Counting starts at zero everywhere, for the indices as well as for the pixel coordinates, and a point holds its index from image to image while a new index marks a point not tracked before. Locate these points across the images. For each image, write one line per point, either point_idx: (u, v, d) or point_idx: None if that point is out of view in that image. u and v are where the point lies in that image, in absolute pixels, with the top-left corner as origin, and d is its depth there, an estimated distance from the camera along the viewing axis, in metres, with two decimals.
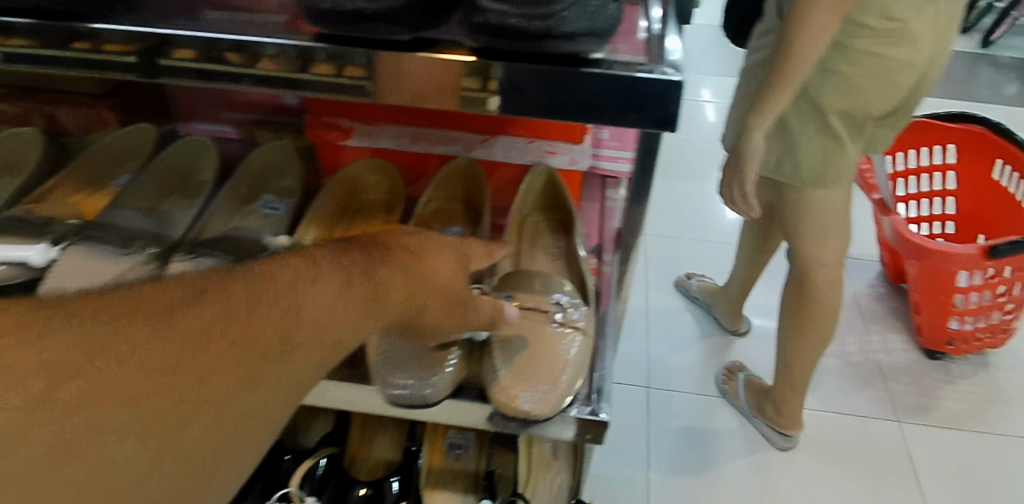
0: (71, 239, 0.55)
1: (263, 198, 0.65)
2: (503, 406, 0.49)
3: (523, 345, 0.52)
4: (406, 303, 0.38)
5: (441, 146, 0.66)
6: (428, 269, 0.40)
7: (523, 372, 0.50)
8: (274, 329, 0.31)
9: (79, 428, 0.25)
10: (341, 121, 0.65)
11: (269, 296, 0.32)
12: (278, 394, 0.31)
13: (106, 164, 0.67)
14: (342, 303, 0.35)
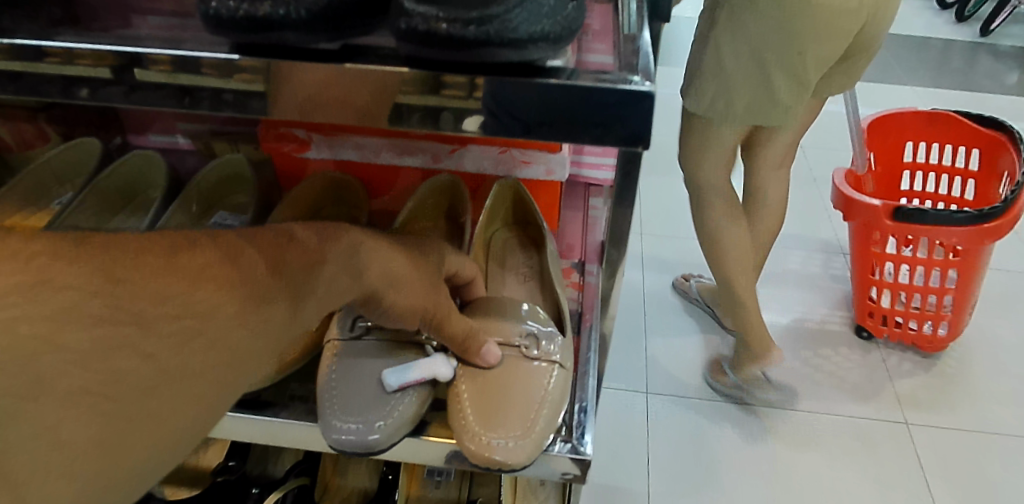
0: None
1: (216, 216, 0.61)
2: (474, 454, 0.43)
3: (493, 382, 0.46)
4: (366, 278, 0.37)
5: (405, 158, 0.60)
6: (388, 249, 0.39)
7: (495, 418, 0.44)
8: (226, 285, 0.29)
9: (25, 364, 0.23)
10: (296, 132, 0.60)
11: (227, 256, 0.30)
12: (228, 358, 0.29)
13: (46, 180, 0.62)
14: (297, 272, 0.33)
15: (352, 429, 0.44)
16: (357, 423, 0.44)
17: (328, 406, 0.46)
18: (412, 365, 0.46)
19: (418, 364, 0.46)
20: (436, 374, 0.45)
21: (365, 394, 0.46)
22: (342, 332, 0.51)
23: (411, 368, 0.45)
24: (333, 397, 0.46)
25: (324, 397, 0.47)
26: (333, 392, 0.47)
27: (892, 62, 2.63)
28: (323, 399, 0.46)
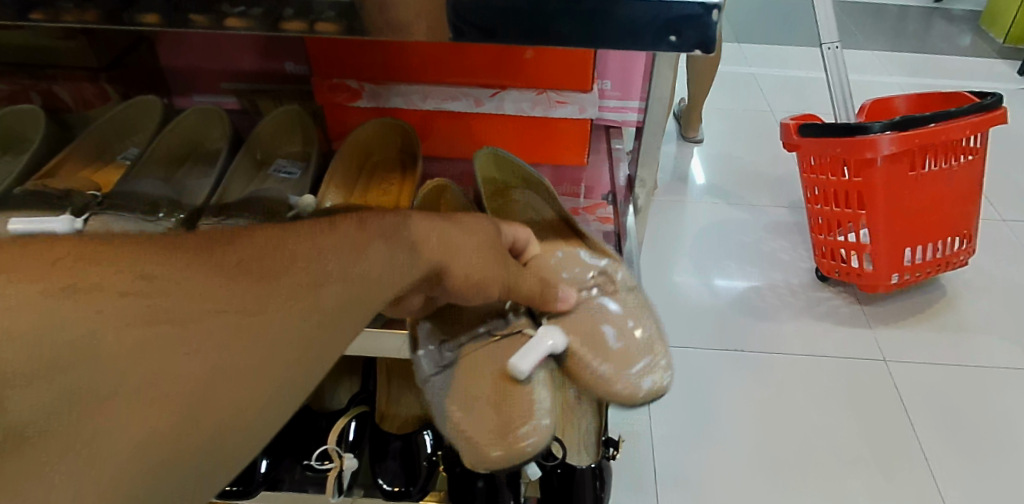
0: (95, 210, 0.55)
1: (276, 164, 0.66)
2: (609, 392, 0.48)
3: (587, 326, 0.51)
4: (426, 252, 0.37)
5: (451, 103, 0.66)
6: (443, 228, 0.39)
7: (618, 358, 0.49)
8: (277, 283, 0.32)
9: (91, 356, 0.27)
10: (349, 82, 0.65)
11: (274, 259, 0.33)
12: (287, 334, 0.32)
13: (110, 136, 0.66)
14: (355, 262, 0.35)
15: (506, 442, 0.47)
16: (509, 437, 0.47)
17: (471, 436, 0.48)
18: (528, 349, 0.47)
19: (526, 352, 0.47)
20: (552, 347, 0.47)
21: (500, 403, 0.48)
22: (435, 365, 0.52)
23: (529, 351, 0.47)
24: (469, 422, 0.48)
25: (460, 429, 0.49)
26: (466, 418, 0.49)
27: (852, 28, 2.75)
28: (465, 430, 0.48)
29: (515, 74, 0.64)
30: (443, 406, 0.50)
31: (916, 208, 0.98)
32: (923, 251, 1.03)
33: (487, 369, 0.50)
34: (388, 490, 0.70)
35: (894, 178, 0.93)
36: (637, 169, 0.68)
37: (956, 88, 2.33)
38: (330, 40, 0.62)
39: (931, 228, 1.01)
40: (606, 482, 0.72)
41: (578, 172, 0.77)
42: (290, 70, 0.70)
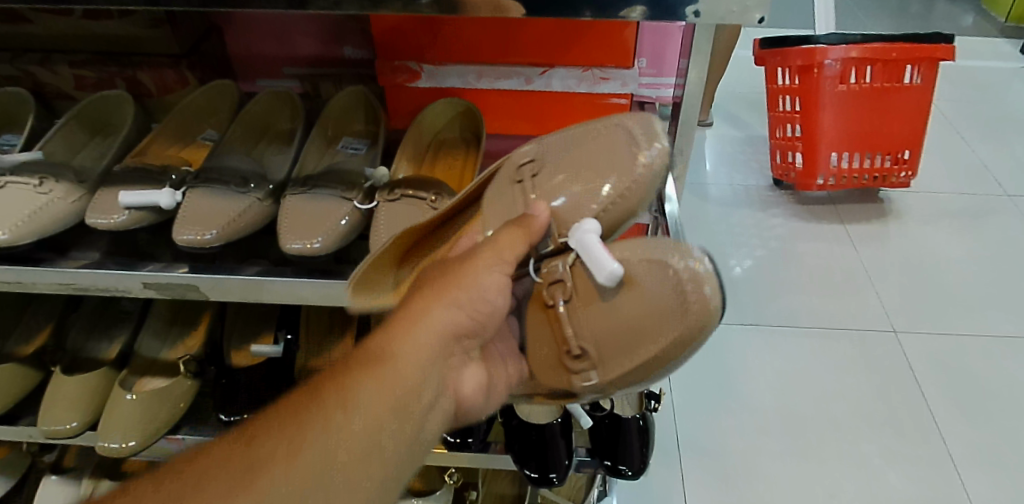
0: (191, 183, 0.61)
1: (344, 141, 0.71)
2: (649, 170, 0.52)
3: (581, 196, 0.53)
4: (435, 327, 0.46)
5: (503, 81, 0.71)
6: (421, 304, 0.48)
7: (621, 169, 0.53)
8: (324, 410, 0.40)
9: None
10: (409, 63, 0.71)
11: (303, 402, 0.40)
12: (366, 426, 0.40)
13: (189, 118, 0.71)
14: (378, 362, 0.43)
15: (696, 280, 0.48)
16: (686, 283, 0.48)
17: (677, 334, 0.49)
18: (584, 252, 0.50)
19: (591, 256, 0.50)
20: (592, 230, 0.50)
21: (644, 281, 0.50)
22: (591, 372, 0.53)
23: (585, 251, 0.50)
24: (657, 325, 0.50)
25: (663, 329, 0.49)
26: (653, 325, 0.50)
27: (855, 7, 2.80)
28: (666, 336, 0.49)
29: (561, 52, 0.70)
30: (647, 353, 0.51)
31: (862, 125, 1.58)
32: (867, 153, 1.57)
33: (601, 314, 0.52)
34: (451, 441, 0.75)
35: (820, 92, 1.52)
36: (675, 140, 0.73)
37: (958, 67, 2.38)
38: (398, 20, 0.68)
39: (852, 140, 1.58)
40: (650, 433, 0.77)
41: None
42: (350, 55, 0.75)
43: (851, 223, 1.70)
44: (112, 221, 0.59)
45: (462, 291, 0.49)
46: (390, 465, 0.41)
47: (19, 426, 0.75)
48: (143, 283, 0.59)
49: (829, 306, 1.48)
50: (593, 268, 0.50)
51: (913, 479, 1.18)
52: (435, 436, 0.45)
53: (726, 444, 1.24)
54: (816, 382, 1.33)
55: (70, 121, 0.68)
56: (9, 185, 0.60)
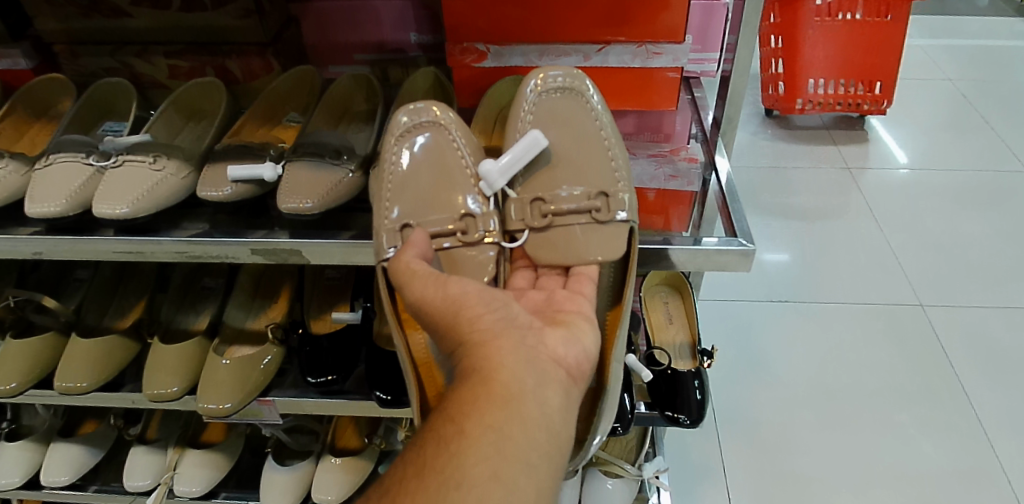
0: (290, 157, 0.68)
1: None
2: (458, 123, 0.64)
3: (451, 169, 0.63)
4: (475, 315, 0.50)
5: (563, 59, 0.74)
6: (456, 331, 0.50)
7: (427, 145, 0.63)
8: (436, 449, 0.43)
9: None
10: (477, 46, 0.74)
11: (416, 453, 0.44)
12: (483, 444, 0.43)
13: (275, 102, 0.78)
14: (463, 391, 0.46)
15: (563, 80, 0.62)
16: (556, 83, 0.62)
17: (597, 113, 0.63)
18: (511, 171, 0.60)
19: (521, 159, 0.59)
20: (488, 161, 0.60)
21: (552, 111, 0.62)
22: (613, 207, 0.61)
23: (509, 170, 0.60)
24: (584, 129, 0.63)
25: (586, 125, 0.63)
26: (583, 131, 0.63)
27: None
28: (597, 119, 0.63)
29: (619, 29, 0.71)
30: (607, 138, 0.63)
31: (856, 56, 1.94)
32: (839, 80, 1.95)
33: (559, 177, 0.62)
34: None
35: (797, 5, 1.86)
36: (724, 108, 0.78)
37: (974, 48, 2.41)
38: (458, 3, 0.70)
39: (830, 72, 1.95)
40: (705, 388, 0.82)
41: (663, 119, 0.83)
42: (416, 40, 0.81)
43: (862, 178, 1.80)
44: (221, 194, 0.65)
45: (478, 308, 0.51)
46: (522, 439, 0.44)
47: (122, 392, 0.81)
48: (251, 249, 0.63)
49: (860, 278, 1.52)
50: (532, 155, 0.59)
51: (947, 446, 1.21)
52: (561, 414, 0.47)
53: (764, 415, 1.27)
54: (849, 352, 1.36)
55: (169, 108, 0.75)
56: (126, 163, 0.66)
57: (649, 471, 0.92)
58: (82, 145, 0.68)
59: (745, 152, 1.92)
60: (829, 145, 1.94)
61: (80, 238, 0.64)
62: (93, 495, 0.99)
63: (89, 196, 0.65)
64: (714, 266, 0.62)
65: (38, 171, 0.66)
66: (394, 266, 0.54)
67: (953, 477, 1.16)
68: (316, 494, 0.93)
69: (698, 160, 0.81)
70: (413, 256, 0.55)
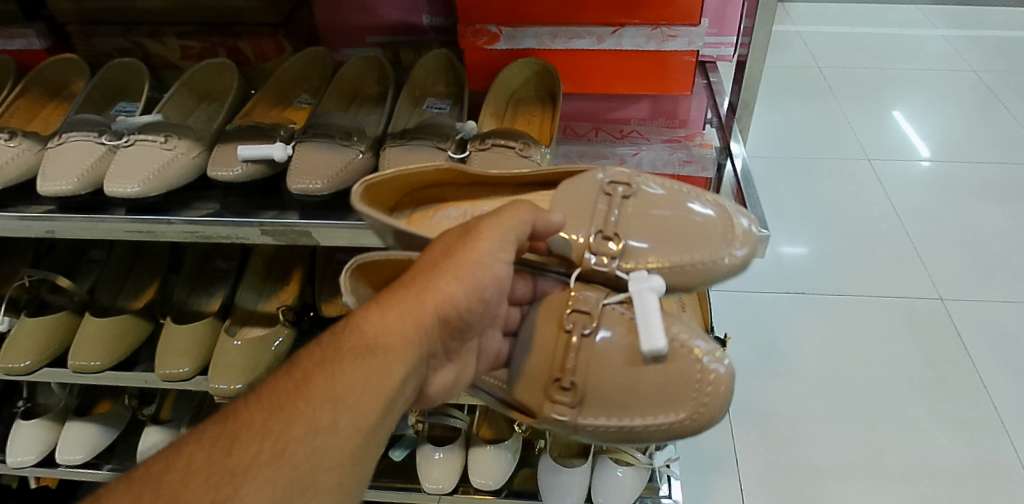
0: (300, 138, 0.67)
1: (430, 100, 0.78)
2: (732, 267, 0.54)
3: (661, 238, 0.54)
4: (447, 306, 0.49)
5: (576, 41, 0.73)
6: (392, 321, 0.47)
7: (691, 237, 0.54)
8: (297, 425, 0.42)
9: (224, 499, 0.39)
10: (490, 28, 0.73)
11: (279, 412, 0.43)
12: (347, 448, 0.43)
13: (287, 83, 0.78)
14: (364, 378, 0.45)
15: (716, 376, 0.55)
16: (698, 393, 0.54)
17: (680, 423, 0.55)
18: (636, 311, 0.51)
19: (641, 312, 0.51)
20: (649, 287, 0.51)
21: (667, 376, 0.55)
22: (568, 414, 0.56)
23: (640, 310, 0.51)
24: (653, 406, 0.55)
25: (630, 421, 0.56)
26: (640, 396, 0.55)
27: None
28: (668, 420, 0.55)
29: (632, 11, 0.69)
30: (642, 420, 0.55)
31: None
32: None
33: (607, 361, 0.55)
34: None
35: None
36: (740, 93, 0.77)
37: (1002, 40, 2.35)
38: None
39: None
40: None
41: (677, 105, 0.82)
42: (428, 22, 0.80)
43: (882, 169, 1.78)
44: (232, 174, 0.65)
45: (434, 309, 0.48)
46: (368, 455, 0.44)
47: (134, 371, 0.82)
48: (261, 230, 0.63)
49: (877, 271, 1.49)
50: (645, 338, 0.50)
51: (964, 443, 1.19)
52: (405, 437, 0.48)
53: (777, 406, 1.25)
54: (865, 346, 1.34)
55: (180, 89, 0.75)
56: (137, 142, 0.66)
57: (660, 459, 0.92)
58: (95, 124, 0.68)
59: (761, 141, 1.90)
60: (849, 136, 1.91)
61: (91, 216, 0.64)
62: (107, 474, 1.00)
63: (100, 176, 0.65)
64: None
65: (51, 150, 0.67)
66: (513, 210, 0.51)
67: (967, 475, 1.14)
68: None
69: (712, 146, 0.79)
70: (529, 211, 0.52)
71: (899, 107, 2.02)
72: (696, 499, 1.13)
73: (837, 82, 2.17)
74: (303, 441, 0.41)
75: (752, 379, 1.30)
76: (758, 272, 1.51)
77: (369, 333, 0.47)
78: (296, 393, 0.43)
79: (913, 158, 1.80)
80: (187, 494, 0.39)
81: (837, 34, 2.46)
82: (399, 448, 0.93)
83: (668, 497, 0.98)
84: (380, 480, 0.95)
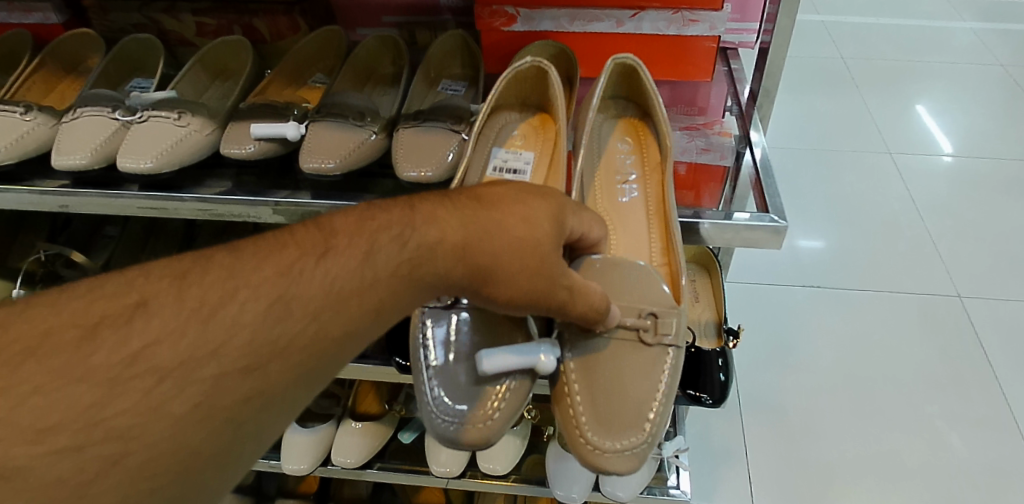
0: (313, 117, 0.67)
1: (444, 82, 0.77)
2: (583, 457, 0.51)
3: (604, 391, 0.52)
4: (515, 288, 0.44)
5: (595, 24, 0.71)
6: (462, 269, 0.42)
7: (610, 424, 0.51)
8: (331, 308, 0.39)
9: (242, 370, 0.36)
10: (507, 9, 0.71)
11: (329, 284, 0.39)
12: (345, 356, 0.41)
13: (301, 62, 0.78)
14: (400, 292, 0.41)
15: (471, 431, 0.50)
16: (448, 420, 0.51)
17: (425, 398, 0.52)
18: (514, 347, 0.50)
19: (522, 351, 0.50)
20: (536, 355, 0.50)
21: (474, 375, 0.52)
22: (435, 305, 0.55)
23: (515, 350, 0.50)
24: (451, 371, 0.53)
25: (416, 355, 0.54)
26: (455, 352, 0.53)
27: None
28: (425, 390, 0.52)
29: None
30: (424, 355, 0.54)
31: None
32: None
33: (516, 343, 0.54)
34: None
35: None
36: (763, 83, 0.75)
37: None
38: None
39: None
40: (730, 367, 0.79)
41: (698, 91, 0.79)
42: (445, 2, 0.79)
43: (904, 163, 1.74)
44: (245, 152, 0.65)
45: (500, 284, 0.43)
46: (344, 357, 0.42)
47: None
48: (274, 209, 0.61)
49: (896, 266, 1.47)
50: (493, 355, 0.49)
51: (980, 443, 1.17)
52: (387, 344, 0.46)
53: (789, 400, 1.24)
54: (882, 342, 1.32)
55: (194, 66, 0.75)
56: (151, 119, 0.66)
57: (670, 449, 0.91)
58: (108, 100, 0.68)
59: (781, 132, 1.87)
60: (871, 129, 1.87)
61: (104, 191, 0.64)
62: None
63: (113, 151, 0.65)
64: (744, 242, 0.59)
65: (65, 125, 0.67)
66: (585, 299, 0.48)
67: (982, 476, 1.12)
68: (337, 456, 0.91)
69: (731, 134, 0.77)
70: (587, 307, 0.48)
71: (922, 101, 1.98)
72: (705, 490, 1.12)
73: (860, 73, 2.13)
74: (328, 341, 0.39)
75: (766, 372, 1.28)
76: (773, 265, 1.49)
77: (441, 270, 0.42)
78: (356, 284, 0.40)
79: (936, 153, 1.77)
80: (229, 347, 0.36)
81: (861, 24, 2.41)
82: (408, 430, 0.91)
83: (676, 488, 0.96)
84: (390, 461, 0.95)
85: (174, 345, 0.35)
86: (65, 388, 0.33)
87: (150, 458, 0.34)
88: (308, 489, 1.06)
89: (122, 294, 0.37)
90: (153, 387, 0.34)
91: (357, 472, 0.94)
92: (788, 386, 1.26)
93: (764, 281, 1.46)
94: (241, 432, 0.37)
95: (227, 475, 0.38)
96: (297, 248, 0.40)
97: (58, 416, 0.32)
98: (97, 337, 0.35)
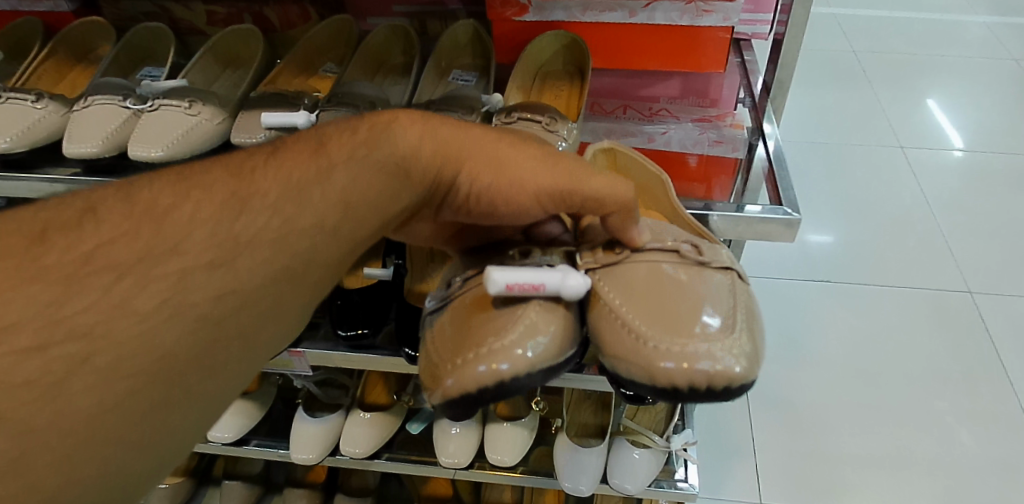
0: (324, 106, 0.66)
1: (456, 73, 0.77)
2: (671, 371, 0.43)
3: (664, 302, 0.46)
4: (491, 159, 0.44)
5: (607, 14, 0.70)
6: (425, 137, 0.44)
7: (687, 327, 0.44)
8: (285, 175, 0.41)
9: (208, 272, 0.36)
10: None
11: (285, 162, 0.41)
12: (319, 248, 0.41)
13: (312, 52, 0.78)
14: (364, 171, 0.42)
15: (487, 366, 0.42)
16: (468, 354, 0.44)
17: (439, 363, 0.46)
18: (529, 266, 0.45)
19: (539, 270, 0.45)
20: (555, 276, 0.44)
21: (482, 318, 0.46)
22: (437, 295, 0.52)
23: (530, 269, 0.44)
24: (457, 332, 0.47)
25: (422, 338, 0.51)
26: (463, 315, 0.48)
27: None
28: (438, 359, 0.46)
29: None
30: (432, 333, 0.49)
31: None
32: None
33: None
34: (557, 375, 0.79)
35: None
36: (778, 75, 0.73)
37: None
38: None
39: None
40: None
41: (709, 83, 0.76)
42: None
43: (915, 157, 1.72)
44: (254, 140, 0.64)
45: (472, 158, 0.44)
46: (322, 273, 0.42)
47: None
48: None
49: (907, 262, 1.46)
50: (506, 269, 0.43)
51: (989, 439, 1.16)
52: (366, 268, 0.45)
53: (798, 395, 1.23)
54: (891, 338, 1.31)
55: (206, 56, 0.75)
56: (162, 107, 0.66)
57: (677, 443, 0.90)
58: (120, 88, 0.68)
59: (793, 126, 1.85)
60: (883, 123, 1.85)
61: (115, 179, 0.64)
62: None
63: (124, 139, 0.65)
64: (757, 235, 0.59)
65: (76, 112, 0.67)
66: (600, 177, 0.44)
67: (991, 473, 1.12)
68: (345, 447, 0.91)
69: (743, 127, 0.76)
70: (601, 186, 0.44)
71: (934, 96, 1.95)
72: (714, 484, 1.12)
73: (873, 67, 2.10)
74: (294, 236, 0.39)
75: (774, 367, 1.28)
76: (784, 260, 1.48)
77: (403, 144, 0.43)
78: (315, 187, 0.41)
79: (948, 148, 1.75)
80: (188, 244, 0.37)
81: (875, 18, 2.38)
82: (416, 421, 0.91)
83: (684, 481, 0.96)
84: (398, 452, 0.95)
85: (129, 245, 0.36)
86: (22, 287, 0.33)
87: (121, 357, 0.33)
88: (316, 479, 1.06)
89: (71, 205, 0.38)
90: (112, 284, 0.34)
91: (365, 462, 0.94)
92: (796, 382, 1.25)
93: (774, 276, 1.45)
94: (219, 330, 0.37)
95: (211, 378, 0.37)
96: (245, 155, 0.42)
97: (21, 316, 0.32)
98: (47, 242, 0.35)
